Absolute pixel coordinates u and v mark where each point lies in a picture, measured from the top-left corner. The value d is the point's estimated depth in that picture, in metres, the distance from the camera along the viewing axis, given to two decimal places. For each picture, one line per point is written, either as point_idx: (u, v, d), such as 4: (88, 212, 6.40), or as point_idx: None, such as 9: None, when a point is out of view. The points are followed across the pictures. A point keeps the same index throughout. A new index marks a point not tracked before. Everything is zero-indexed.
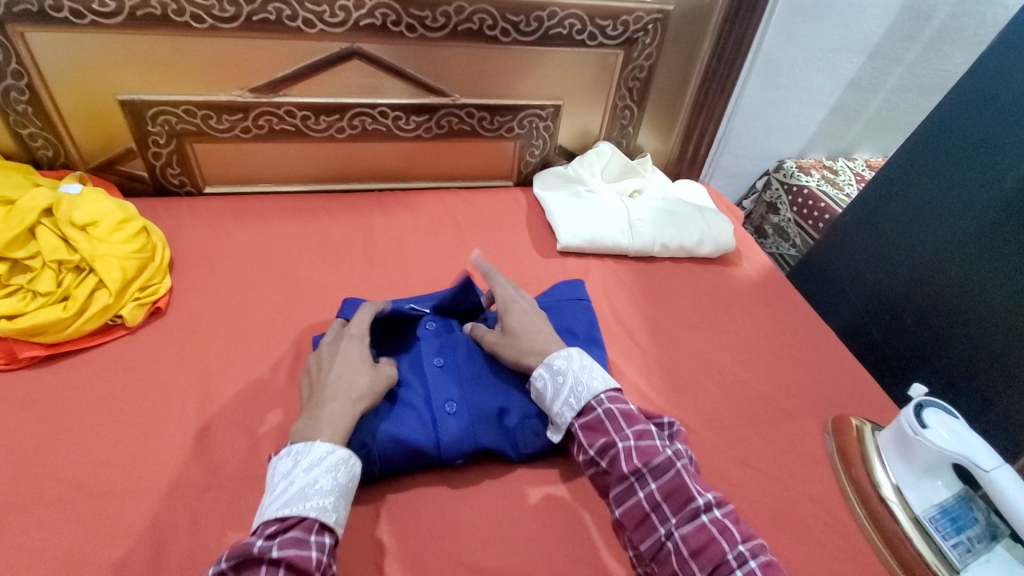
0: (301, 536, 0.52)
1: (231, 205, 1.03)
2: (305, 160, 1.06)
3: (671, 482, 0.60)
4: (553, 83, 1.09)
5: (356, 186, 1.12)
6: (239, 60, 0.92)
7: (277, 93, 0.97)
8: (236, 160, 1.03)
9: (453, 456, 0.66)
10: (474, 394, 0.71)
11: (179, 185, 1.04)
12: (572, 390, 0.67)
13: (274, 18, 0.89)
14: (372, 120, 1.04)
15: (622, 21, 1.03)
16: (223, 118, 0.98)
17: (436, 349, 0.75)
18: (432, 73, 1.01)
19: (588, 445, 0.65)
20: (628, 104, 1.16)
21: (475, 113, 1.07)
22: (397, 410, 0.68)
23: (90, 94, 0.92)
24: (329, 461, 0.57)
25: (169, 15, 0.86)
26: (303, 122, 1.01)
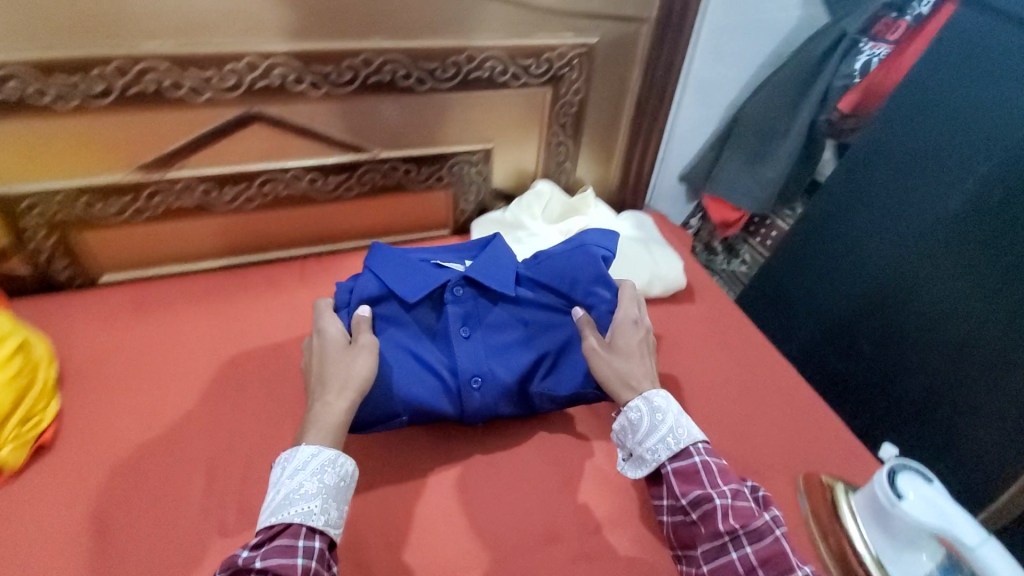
0: (284, 544, 0.54)
1: (135, 293, 0.92)
2: (216, 237, 0.96)
3: (768, 550, 0.56)
4: (481, 126, 1.02)
5: (276, 255, 1.02)
6: (123, 138, 0.82)
7: (171, 167, 0.87)
8: (135, 245, 0.92)
9: (474, 420, 0.75)
10: (499, 364, 0.75)
11: (69, 279, 0.92)
12: (672, 430, 0.62)
13: (154, 90, 0.78)
14: (285, 185, 0.94)
15: (545, 58, 0.97)
16: (112, 202, 0.87)
17: (462, 318, 0.77)
18: (346, 129, 0.93)
19: (680, 491, 0.60)
20: (562, 140, 1.10)
21: (399, 165, 0.99)
22: (421, 378, 0.73)
23: None
24: (313, 465, 0.59)
25: (29, 98, 0.74)
26: (205, 195, 0.91)
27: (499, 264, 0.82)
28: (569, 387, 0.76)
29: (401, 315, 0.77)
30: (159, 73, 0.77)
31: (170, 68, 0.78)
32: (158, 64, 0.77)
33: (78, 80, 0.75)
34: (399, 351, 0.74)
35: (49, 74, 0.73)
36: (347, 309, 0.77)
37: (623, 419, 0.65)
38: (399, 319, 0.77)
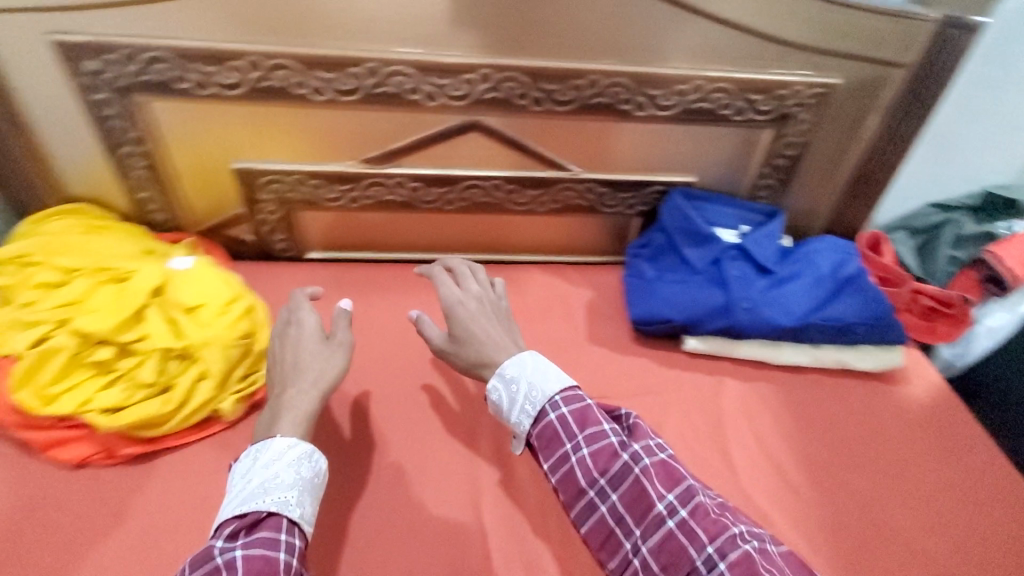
0: (266, 536, 0.65)
1: (544, 280, 1.18)
2: (424, 232, 1.17)
3: (631, 490, 0.71)
4: (681, 162, 1.13)
5: (396, 256, 1.19)
6: (318, 132, 1.01)
7: (384, 163, 1.05)
8: (349, 231, 1.16)
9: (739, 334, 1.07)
10: (761, 298, 1.06)
11: (283, 248, 1.15)
12: (527, 399, 0.79)
13: (279, 85, 0.93)
14: (387, 192, 1.09)
15: (676, 91, 1.02)
16: (525, 193, 1.12)
17: (710, 263, 1.08)
18: (531, 137, 1.05)
19: (540, 453, 0.77)
20: (769, 183, 1.19)
21: (502, 185, 1.11)
22: (701, 304, 1.05)
23: (213, 161, 1.03)
24: (292, 455, 0.73)
25: (287, 86, 0.93)
26: (421, 197, 1.11)
27: (830, 253, 1.11)
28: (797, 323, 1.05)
29: (676, 259, 1.12)
30: (402, 76, 0.94)
31: (413, 73, 0.94)
32: (405, 69, 0.93)
33: (553, 87, 0.99)
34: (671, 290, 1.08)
35: (312, 70, 0.92)
36: (688, 207, 1.12)
37: (496, 387, 0.82)
38: (662, 257, 1.13)
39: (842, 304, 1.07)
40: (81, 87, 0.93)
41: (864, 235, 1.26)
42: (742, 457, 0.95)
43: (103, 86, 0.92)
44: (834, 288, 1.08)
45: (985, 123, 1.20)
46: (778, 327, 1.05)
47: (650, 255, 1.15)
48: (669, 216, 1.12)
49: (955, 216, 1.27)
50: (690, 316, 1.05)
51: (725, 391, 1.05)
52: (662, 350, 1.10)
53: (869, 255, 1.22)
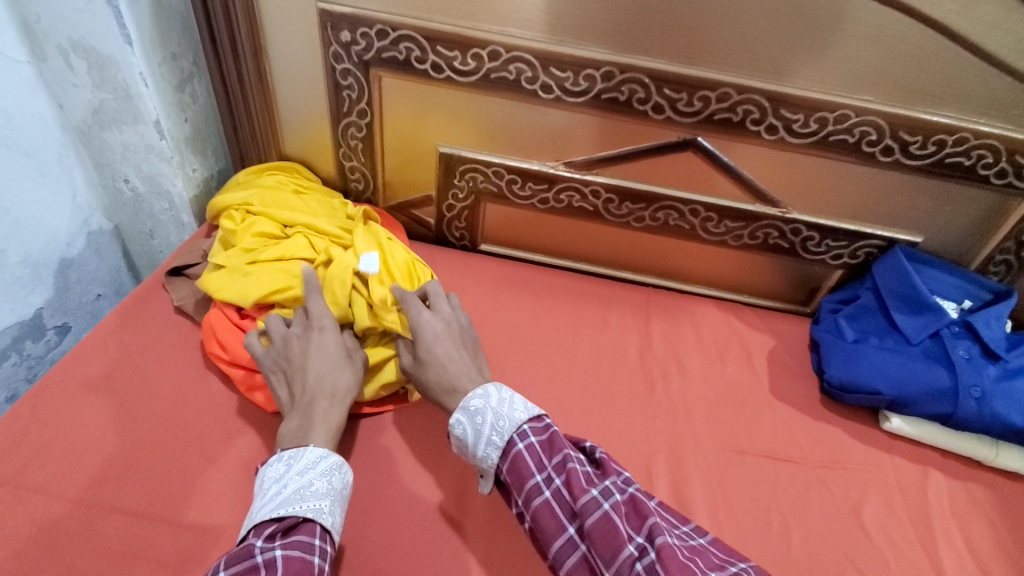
0: (304, 538, 0.54)
1: (717, 313, 0.97)
2: (607, 243, 0.99)
3: (601, 526, 0.52)
4: (890, 212, 0.87)
5: (587, 267, 1.02)
6: (423, 121, 0.91)
7: (489, 154, 0.92)
8: (530, 231, 1.00)
9: (963, 428, 0.78)
10: (1005, 392, 0.77)
11: (459, 239, 1.03)
12: (493, 428, 0.61)
13: (513, 78, 0.82)
14: (581, 198, 0.93)
15: (818, 117, 0.79)
16: (723, 223, 0.92)
17: (916, 329, 0.84)
18: (683, 183, 0.90)
19: (513, 492, 0.59)
20: (1008, 258, 0.89)
21: (601, 192, 0.92)
22: (924, 382, 0.78)
23: (413, 138, 0.93)
24: (322, 465, 0.61)
25: (411, 61, 0.84)
26: (604, 204, 0.94)
27: None
28: None
29: (876, 323, 0.87)
30: (524, 64, 0.81)
31: (535, 63, 0.81)
32: (527, 57, 0.80)
33: (796, 117, 0.79)
34: (879, 358, 0.81)
35: (435, 46, 0.82)
36: (891, 265, 0.88)
37: (462, 419, 0.64)
38: (858, 319, 0.89)
39: None
40: (330, 55, 0.85)
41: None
42: (953, 566, 0.69)
43: (349, 57, 0.85)
44: None
45: None
46: (1007, 427, 0.75)
47: (850, 317, 0.89)
48: (884, 273, 0.88)
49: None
50: (907, 396, 0.78)
51: (932, 485, 0.76)
52: (855, 423, 0.82)
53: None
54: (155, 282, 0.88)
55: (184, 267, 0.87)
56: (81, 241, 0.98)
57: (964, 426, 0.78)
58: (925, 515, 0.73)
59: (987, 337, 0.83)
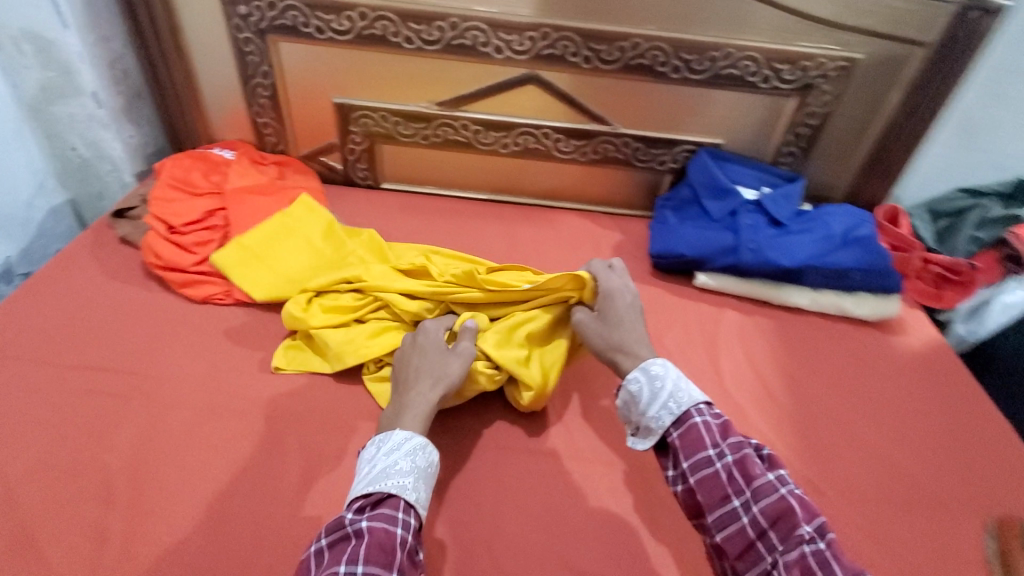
0: (387, 512, 0.56)
1: (578, 220, 1.18)
2: (484, 170, 1.19)
3: (776, 507, 0.54)
4: (693, 121, 1.10)
5: (470, 194, 1.22)
6: (319, 78, 1.11)
7: (374, 100, 1.12)
8: (417, 164, 1.20)
9: (748, 275, 1.00)
10: (776, 246, 0.99)
11: (363, 179, 1.23)
12: (671, 396, 0.64)
13: (380, 34, 1.03)
14: (454, 132, 1.14)
15: (618, 46, 1.01)
16: (569, 142, 1.14)
17: (715, 209, 1.06)
18: (531, 111, 1.11)
19: (677, 456, 0.62)
20: (793, 151, 1.11)
21: (469, 125, 1.13)
22: (713, 244, 1.00)
23: (312, 94, 1.13)
24: (407, 446, 0.62)
25: (299, 27, 1.04)
26: (474, 135, 1.14)
27: (843, 217, 1.04)
28: (791, 263, 0.97)
29: (690, 210, 1.10)
30: (387, 21, 1.02)
31: (395, 19, 1.01)
32: (388, 15, 1.01)
33: (602, 48, 1.01)
34: (683, 232, 1.04)
35: (315, 11, 1.02)
36: (700, 164, 1.09)
37: (641, 374, 0.67)
38: (678, 210, 1.11)
39: (857, 254, 0.97)
40: (233, 27, 1.06)
41: (881, 207, 1.13)
42: (730, 364, 0.90)
43: (249, 28, 1.05)
44: (837, 242, 1.00)
45: None
46: (778, 268, 0.97)
47: (672, 209, 1.12)
48: (693, 170, 1.09)
49: (984, 202, 1.12)
50: (703, 255, 1.00)
51: (726, 319, 0.98)
52: (674, 283, 1.04)
53: (880, 223, 1.10)
54: (102, 223, 1.06)
55: (126, 209, 1.05)
56: (38, 203, 1.15)
57: (747, 274, 0.99)
58: (715, 336, 0.95)
59: (770, 210, 1.04)
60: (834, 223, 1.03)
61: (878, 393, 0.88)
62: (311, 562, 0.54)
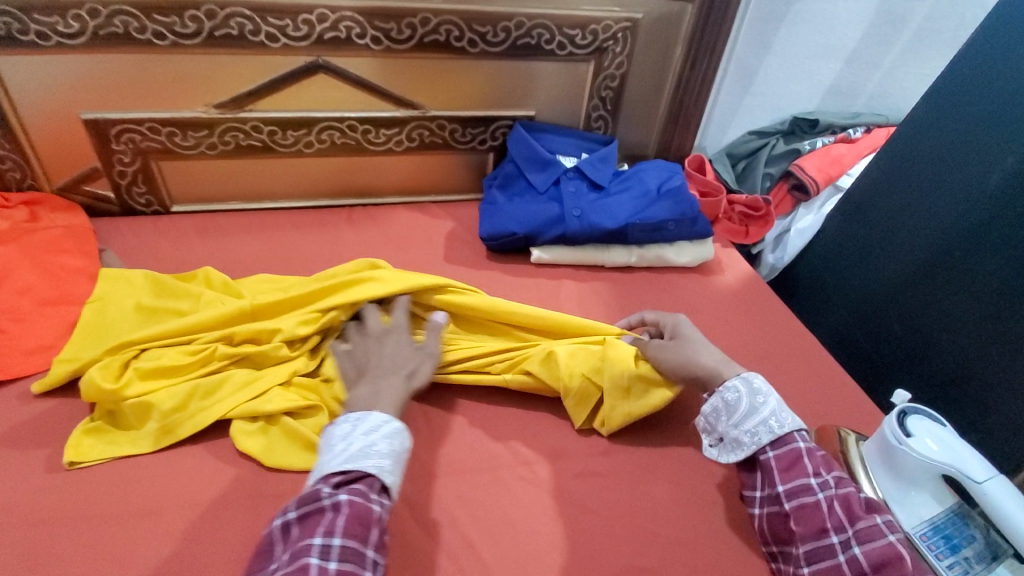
0: (365, 489, 0.54)
1: (408, 214, 1.11)
2: (289, 174, 1.07)
3: (884, 552, 0.53)
4: (504, 95, 1.08)
5: (283, 203, 1.10)
6: (57, 92, 0.91)
7: (137, 110, 0.95)
8: (210, 178, 1.04)
9: (578, 241, 1.00)
10: (598, 210, 1.01)
11: (146, 205, 1.04)
12: (773, 414, 0.64)
13: (123, 32, 0.87)
14: (245, 136, 1.01)
15: (406, 23, 0.95)
16: (381, 132, 1.06)
17: (540, 181, 1.05)
18: (330, 103, 1.01)
19: (771, 478, 0.62)
20: (602, 114, 1.14)
21: (262, 126, 1.00)
22: (541, 217, 0.99)
23: (52, 113, 0.92)
24: (387, 428, 0.58)
25: (13, 34, 0.84)
26: (271, 137, 1.02)
27: (654, 171, 1.09)
28: (613, 224, 1.00)
29: (516, 185, 1.07)
30: (127, 16, 0.86)
31: (136, 12, 0.86)
32: (127, 8, 0.85)
33: (390, 26, 0.94)
34: (511, 209, 1.01)
35: (30, 13, 0.83)
36: (519, 138, 1.07)
37: (741, 387, 0.66)
38: (505, 186, 1.08)
39: (671, 205, 1.02)
40: None
41: (689, 157, 1.20)
42: None
43: None
44: (651, 196, 1.04)
45: (789, 57, 1.22)
46: (603, 229, 0.99)
47: (499, 187, 1.08)
48: (514, 145, 1.07)
49: (771, 139, 1.27)
50: (533, 229, 0.99)
51: (565, 289, 0.98)
52: (511, 262, 1.02)
53: (688, 173, 1.17)
54: None
55: None
56: None
57: (577, 240, 1.00)
58: (556, 308, 0.95)
59: (590, 175, 1.06)
60: (649, 177, 1.08)
61: (708, 330, 0.93)
62: (278, 534, 0.52)
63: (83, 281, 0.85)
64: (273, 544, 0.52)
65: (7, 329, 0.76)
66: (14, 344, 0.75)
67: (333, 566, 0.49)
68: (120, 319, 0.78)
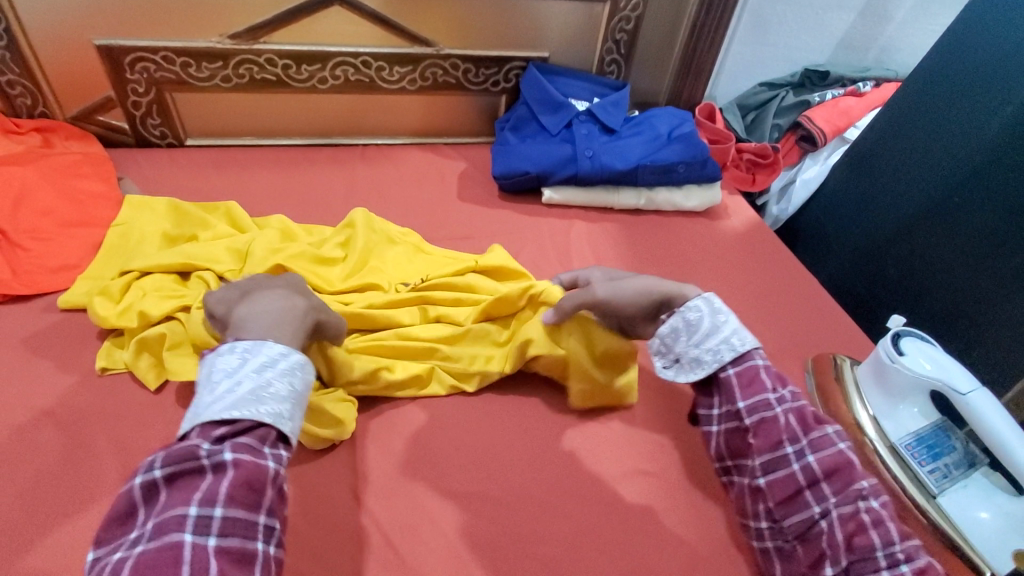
0: (255, 442, 0.48)
1: (420, 155, 1.11)
2: (303, 111, 1.07)
3: (835, 460, 0.56)
4: (518, 35, 1.07)
5: (295, 141, 1.10)
6: (71, 16, 0.90)
7: (152, 38, 0.94)
8: (224, 113, 1.04)
9: (589, 182, 1.02)
10: (609, 152, 1.02)
11: (160, 137, 1.05)
12: (731, 333, 0.64)
13: None
14: (259, 70, 1.01)
15: None
16: (394, 70, 1.06)
17: (552, 123, 1.06)
18: (344, 38, 1.01)
19: (733, 395, 0.62)
20: (615, 59, 1.14)
21: (276, 59, 1.00)
22: (552, 158, 1.01)
23: (66, 37, 0.92)
24: (284, 364, 0.52)
25: None
26: (285, 71, 1.02)
27: (665, 117, 1.10)
28: (624, 166, 1.01)
29: (528, 128, 1.08)
30: None
31: None
32: None
33: None
34: (523, 150, 1.03)
35: None
36: (532, 79, 1.08)
37: (703, 305, 0.65)
38: (517, 129, 1.09)
39: (680, 149, 1.04)
40: None
41: (700, 106, 1.21)
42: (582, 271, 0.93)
43: None
44: (662, 141, 1.05)
45: (803, 6, 1.21)
46: (614, 170, 1.01)
47: (510, 129, 1.09)
48: (526, 87, 1.08)
49: (781, 92, 1.27)
50: (544, 169, 1.01)
51: (576, 230, 1.00)
52: (523, 203, 1.04)
53: (698, 121, 1.18)
54: None
55: None
56: None
57: (587, 181, 1.02)
58: (566, 247, 0.97)
59: (601, 118, 1.07)
60: (660, 124, 1.09)
61: (714, 271, 0.96)
62: (140, 501, 0.45)
63: (103, 206, 0.86)
64: (133, 510, 0.45)
65: (32, 247, 0.78)
66: (40, 261, 0.77)
67: (214, 542, 0.43)
68: (144, 242, 0.80)
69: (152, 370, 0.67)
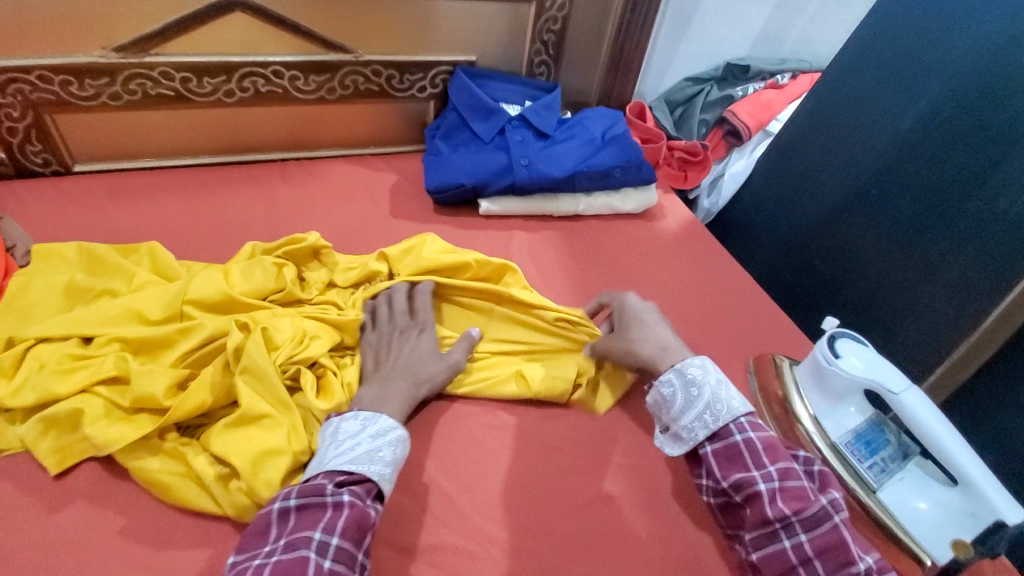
0: (362, 492, 0.54)
1: (346, 168, 1.05)
2: (211, 128, 0.98)
3: (825, 538, 0.53)
4: (441, 37, 1.02)
5: (206, 160, 1.00)
6: None
7: (22, 54, 0.82)
8: (119, 133, 0.93)
9: (526, 191, 0.99)
10: (544, 159, 1.00)
11: (43, 165, 0.92)
12: (707, 407, 0.60)
13: None
14: (154, 85, 0.90)
15: None
16: (310, 79, 0.98)
17: (483, 131, 1.02)
18: (249, 46, 0.92)
19: (707, 470, 0.60)
20: (544, 60, 1.12)
21: (173, 73, 0.90)
22: (487, 169, 0.98)
23: None
24: (394, 434, 0.58)
25: None
26: (184, 85, 0.92)
27: (595, 118, 1.09)
28: (560, 173, 1.00)
29: (459, 136, 1.04)
30: None
31: None
32: None
33: None
34: (457, 161, 0.99)
35: None
36: (459, 84, 1.03)
37: (678, 378, 0.62)
38: (448, 138, 1.05)
39: (615, 154, 1.03)
40: None
41: (630, 104, 1.21)
42: None
43: None
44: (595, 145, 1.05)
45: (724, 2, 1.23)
46: (551, 178, 0.99)
47: (442, 138, 1.04)
48: (455, 92, 1.03)
49: (705, 86, 1.30)
50: (480, 181, 0.97)
51: (516, 241, 0.98)
52: (459, 216, 1.00)
53: (629, 119, 1.18)
54: None
55: None
56: None
57: (524, 190, 0.99)
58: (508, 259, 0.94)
59: (533, 122, 1.04)
60: (592, 127, 1.07)
61: (655, 274, 0.97)
62: (275, 518, 0.52)
63: None
64: (267, 527, 0.51)
65: None
66: None
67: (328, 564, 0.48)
68: (36, 295, 0.70)
69: (54, 452, 0.58)
